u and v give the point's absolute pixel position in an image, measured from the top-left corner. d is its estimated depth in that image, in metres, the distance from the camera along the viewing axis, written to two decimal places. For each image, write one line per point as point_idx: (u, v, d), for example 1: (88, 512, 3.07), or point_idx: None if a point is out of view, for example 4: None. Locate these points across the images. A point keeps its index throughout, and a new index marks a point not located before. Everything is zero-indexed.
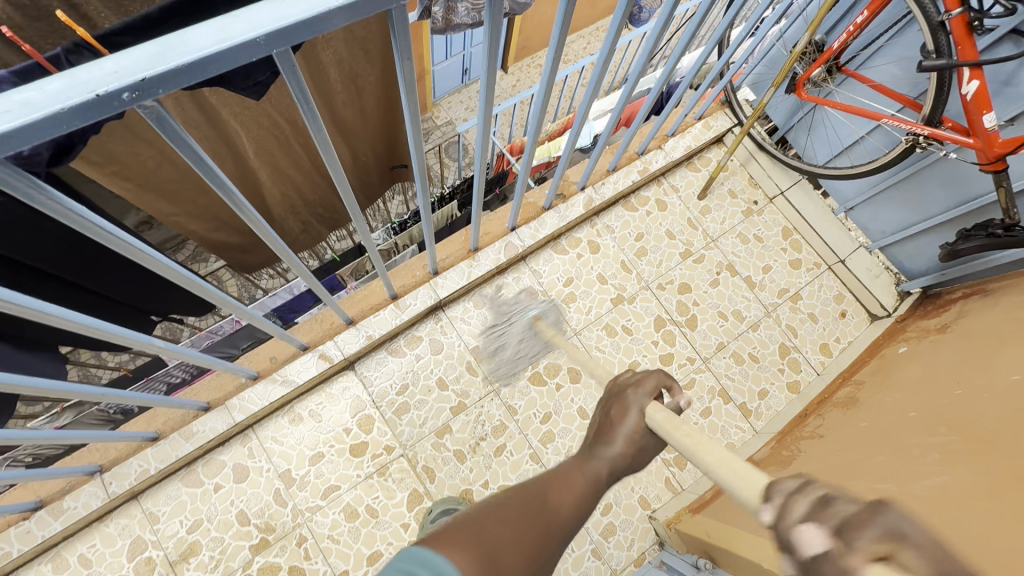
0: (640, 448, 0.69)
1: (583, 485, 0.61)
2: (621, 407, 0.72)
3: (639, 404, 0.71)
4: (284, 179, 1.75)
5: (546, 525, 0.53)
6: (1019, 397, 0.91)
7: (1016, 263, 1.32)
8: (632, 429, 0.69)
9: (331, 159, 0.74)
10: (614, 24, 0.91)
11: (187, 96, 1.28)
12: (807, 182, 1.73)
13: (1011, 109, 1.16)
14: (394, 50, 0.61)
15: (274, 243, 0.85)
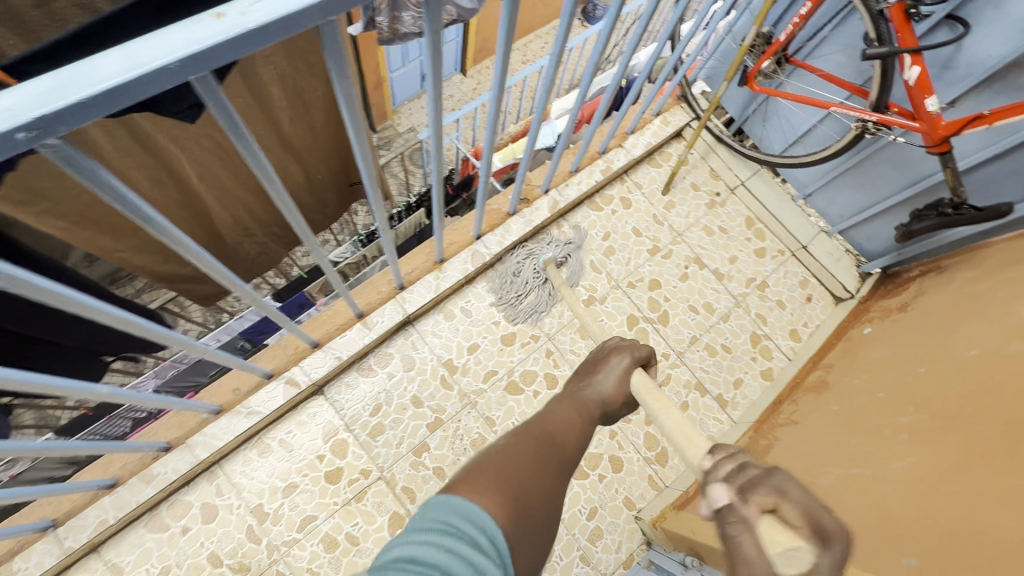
0: (624, 398, 0.88)
1: (580, 413, 0.82)
2: (606, 365, 0.90)
3: (623, 365, 0.89)
4: (233, 202, 1.70)
5: (558, 462, 0.67)
6: (979, 371, 0.94)
7: (968, 239, 1.36)
8: (619, 382, 0.87)
9: (272, 183, 0.70)
10: (561, 31, 0.90)
11: (118, 124, 1.23)
12: (766, 172, 1.76)
13: (951, 92, 1.19)
14: (328, 68, 0.57)
15: (212, 268, 0.83)
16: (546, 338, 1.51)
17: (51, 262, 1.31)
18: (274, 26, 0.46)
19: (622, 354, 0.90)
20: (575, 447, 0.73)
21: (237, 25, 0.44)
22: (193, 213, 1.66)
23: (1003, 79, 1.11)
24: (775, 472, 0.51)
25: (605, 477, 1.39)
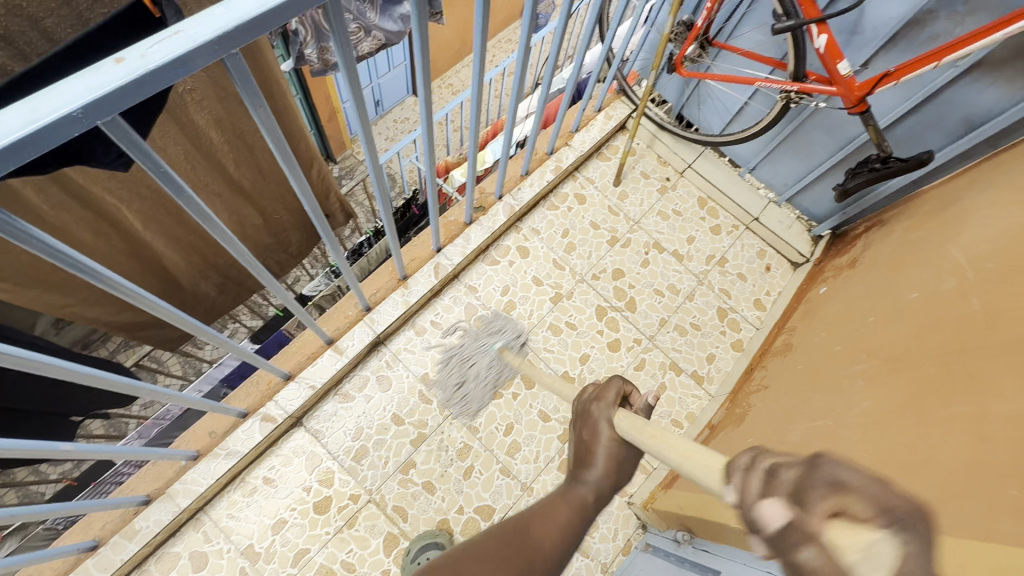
0: (619, 462, 0.71)
1: (568, 514, 0.64)
2: (590, 426, 0.74)
3: (606, 417, 0.73)
4: (182, 245, 1.76)
5: (527, 560, 0.56)
6: (918, 312, 0.98)
7: (901, 190, 1.44)
8: (607, 445, 0.71)
9: (201, 214, 0.75)
10: (476, 69, 0.92)
11: (49, 181, 1.27)
12: (710, 152, 1.82)
13: (863, 55, 1.26)
14: (243, 99, 0.60)
15: (165, 311, 0.87)
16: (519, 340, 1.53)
17: (22, 335, 1.32)
18: (171, 66, 0.48)
19: (603, 401, 0.75)
20: (553, 548, 0.59)
21: (135, 69, 0.46)
22: (143, 260, 1.71)
23: (906, 37, 1.18)
24: (821, 460, 0.38)
25: None
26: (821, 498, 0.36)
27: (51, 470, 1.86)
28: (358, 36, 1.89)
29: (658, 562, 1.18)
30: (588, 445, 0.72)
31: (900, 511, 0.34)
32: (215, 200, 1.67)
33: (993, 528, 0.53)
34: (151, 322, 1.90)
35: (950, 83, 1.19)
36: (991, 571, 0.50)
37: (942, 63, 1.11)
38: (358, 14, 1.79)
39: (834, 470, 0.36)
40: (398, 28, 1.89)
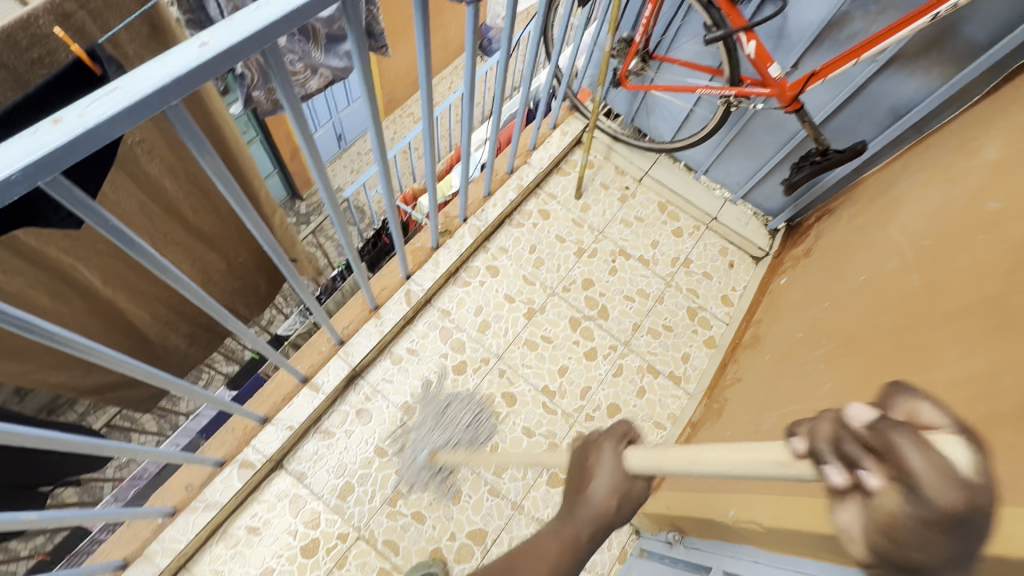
0: (625, 498, 0.59)
1: (557, 553, 0.56)
2: (590, 459, 0.62)
3: (611, 449, 0.61)
4: (146, 298, 1.72)
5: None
6: (868, 293, 1.03)
7: (844, 179, 1.51)
8: (608, 479, 0.59)
9: (160, 266, 0.74)
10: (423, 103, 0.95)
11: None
12: (664, 159, 1.89)
13: (791, 57, 1.34)
14: (190, 148, 0.61)
15: (134, 368, 0.86)
16: (496, 359, 1.54)
17: None
18: (111, 122, 0.49)
19: (611, 437, 0.62)
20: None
21: (74, 128, 0.47)
22: (107, 318, 1.66)
23: (828, 38, 1.26)
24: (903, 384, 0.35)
25: None
26: (902, 412, 0.33)
27: (23, 547, 1.77)
28: (304, 74, 1.90)
29: (653, 565, 1.19)
30: (588, 468, 0.62)
31: None
32: (176, 249, 1.66)
33: None
34: (117, 381, 1.84)
35: (872, 78, 1.26)
36: None
37: (862, 59, 1.19)
38: (302, 53, 1.80)
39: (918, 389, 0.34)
40: (344, 63, 1.91)
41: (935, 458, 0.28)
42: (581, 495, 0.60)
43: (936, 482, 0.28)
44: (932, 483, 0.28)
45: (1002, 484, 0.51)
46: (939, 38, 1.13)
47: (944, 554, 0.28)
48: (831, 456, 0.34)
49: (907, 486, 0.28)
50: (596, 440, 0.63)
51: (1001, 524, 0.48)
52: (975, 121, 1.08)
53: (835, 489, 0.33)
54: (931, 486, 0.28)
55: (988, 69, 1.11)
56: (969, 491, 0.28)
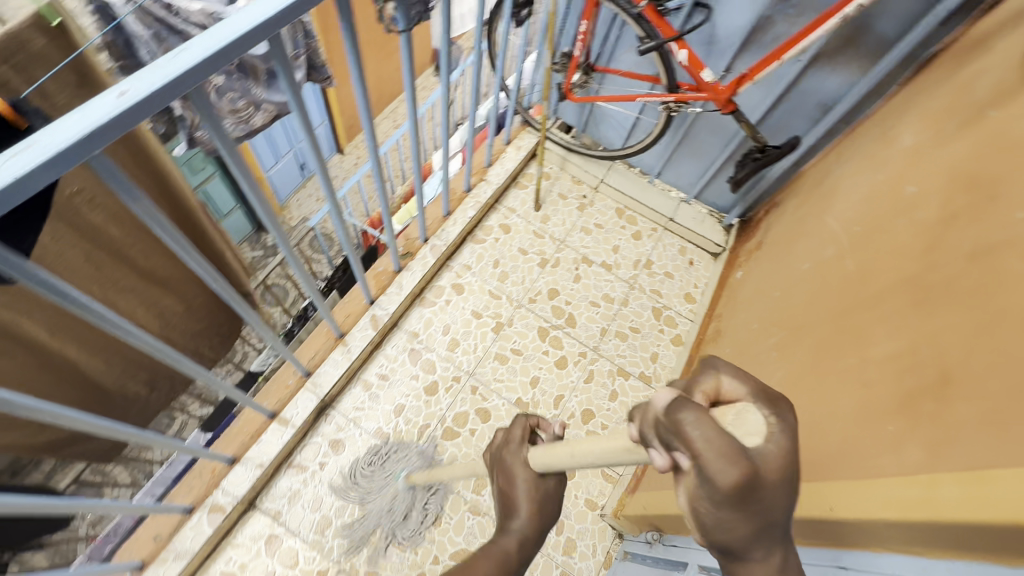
0: (543, 502, 0.75)
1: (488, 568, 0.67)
2: (506, 471, 0.77)
3: (519, 460, 0.76)
4: (99, 347, 1.70)
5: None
6: (811, 280, 1.07)
7: (786, 173, 1.58)
8: (526, 491, 0.74)
9: (102, 317, 0.73)
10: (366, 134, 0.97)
11: None
12: (618, 165, 1.94)
13: (724, 61, 1.40)
14: (118, 195, 0.61)
15: (88, 422, 0.85)
16: (467, 375, 1.54)
17: None
18: (29, 178, 0.49)
19: (513, 442, 0.78)
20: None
21: None
22: (59, 371, 1.64)
23: (755, 41, 1.32)
24: (712, 359, 0.46)
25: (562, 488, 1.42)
26: (703, 390, 0.45)
27: None
28: (248, 110, 2.08)
29: (635, 567, 1.19)
30: (507, 491, 0.75)
31: (775, 394, 0.41)
32: (129, 296, 1.67)
33: (887, 466, 0.58)
34: (76, 434, 1.79)
35: (799, 76, 1.33)
36: (884, 503, 0.55)
37: (784, 60, 1.25)
38: (243, 91, 1.97)
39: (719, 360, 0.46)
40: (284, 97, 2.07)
41: (710, 437, 0.36)
42: (509, 507, 0.74)
43: (717, 457, 0.35)
44: (716, 462, 0.35)
45: (926, 453, 0.54)
46: (854, 35, 1.20)
47: (739, 518, 0.38)
48: (655, 441, 0.43)
49: (698, 466, 0.36)
50: (505, 450, 0.78)
51: (927, 493, 0.50)
52: (893, 111, 1.15)
53: (661, 468, 0.42)
54: (711, 462, 0.35)
55: (903, 61, 1.18)
56: (746, 464, 0.35)
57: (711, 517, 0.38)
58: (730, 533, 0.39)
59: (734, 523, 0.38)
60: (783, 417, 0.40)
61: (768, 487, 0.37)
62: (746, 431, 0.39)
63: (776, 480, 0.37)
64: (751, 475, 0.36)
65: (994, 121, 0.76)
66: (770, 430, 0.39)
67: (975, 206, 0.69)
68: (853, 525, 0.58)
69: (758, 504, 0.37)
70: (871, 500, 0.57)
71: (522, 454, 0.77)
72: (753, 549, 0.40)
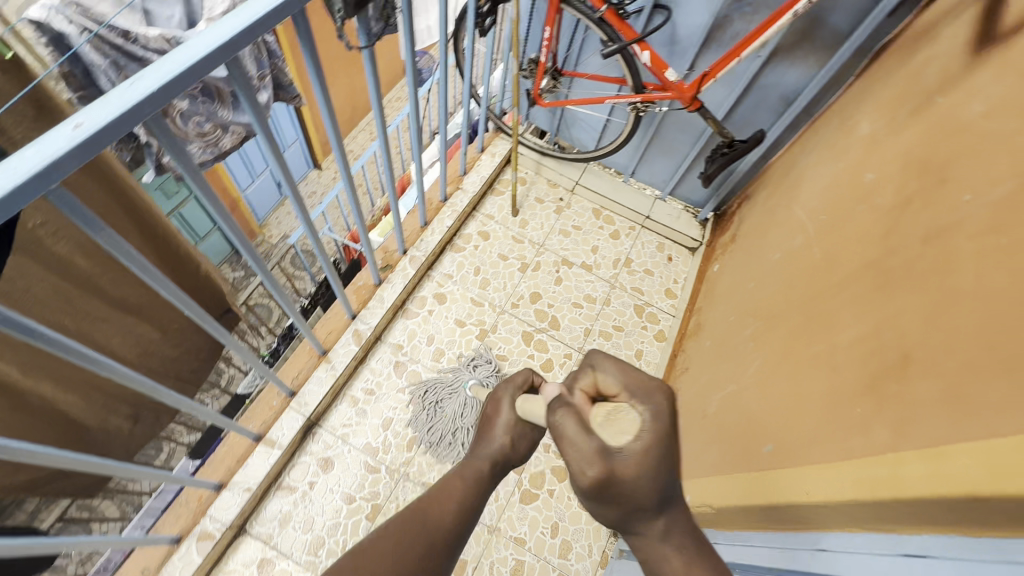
0: (522, 435, 0.78)
1: (465, 487, 0.69)
2: (495, 402, 0.81)
3: (509, 395, 0.80)
4: (76, 383, 1.68)
5: (424, 544, 0.59)
6: (782, 270, 1.10)
7: (755, 166, 1.61)
8: (507, 421, 0.78)
9: (75, 352, 0.72)
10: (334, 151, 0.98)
11: None
12: (593, 167, 1.96)
13: (687, 60, 1.43)
14: (81, 226, 0.61)
15: (67, 460, 0.83)
16: None
17: None
18: None
19: (511, 383, 0.82)
20: (453, 525, 0.64)
21: None
22: (36, 408, 1.62)
23: (715, 40, 1.35)
24: (592, 355, 0.66)
25: (555, 490, 1.42)
26: (586, 382, 0.65)
27: None
28: (216, 134, 2.09)
29: (631, 564, 1.20)
30: (491, 422, 0.79)
31: (639, 391, 0.60)
32: (103, 326, 1.68)
33: (859, 448, 0.60)
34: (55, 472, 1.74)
35: (760, 71, 1.36)
36: (857, 485, 0.56)
37: (744, 57, 1.28)
38: (209, 115, 1.99)
39: (599, 358, 0.65)
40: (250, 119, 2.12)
41: (575, 438, 0.57)
42: (486, 431, 0.79)
43: (579, 458, 0.56)
44: (577, 462, 0.56)
45: (893, 434, 0.56)
46: (809, 30, 1.24)
47: (614, 505, 0.56)
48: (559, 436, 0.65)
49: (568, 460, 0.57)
50: (502, 385, 0.82)
51: (895, 472, 0.52)
52: (850, 101, 1.18)
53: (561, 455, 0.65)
54: (569, 455, 0.57)
55: (857, 52, 1.22)
56: (603, 466, 0.54)
57: (587, 499, 0.58)
58: (606, 510, 0.57)
59: (603, 504, 0.56)
60: (648, 420, 0.56)
61: (623, 479, 0.54)
62: (620, 432, 0.56)
63: (632, 476, 0.54)
64: (610, 474, 0.54)
65: (941, 107, 0.80)
66: (640, 429, 0.56)
67: (927, 190, 0.72)
68: (828, 508, 0.60)
69: (617, 494, 0.55)
70: (844, 482, 0.58)
71: (516, 393, 0.81)
72: (632, 523, 0.56)
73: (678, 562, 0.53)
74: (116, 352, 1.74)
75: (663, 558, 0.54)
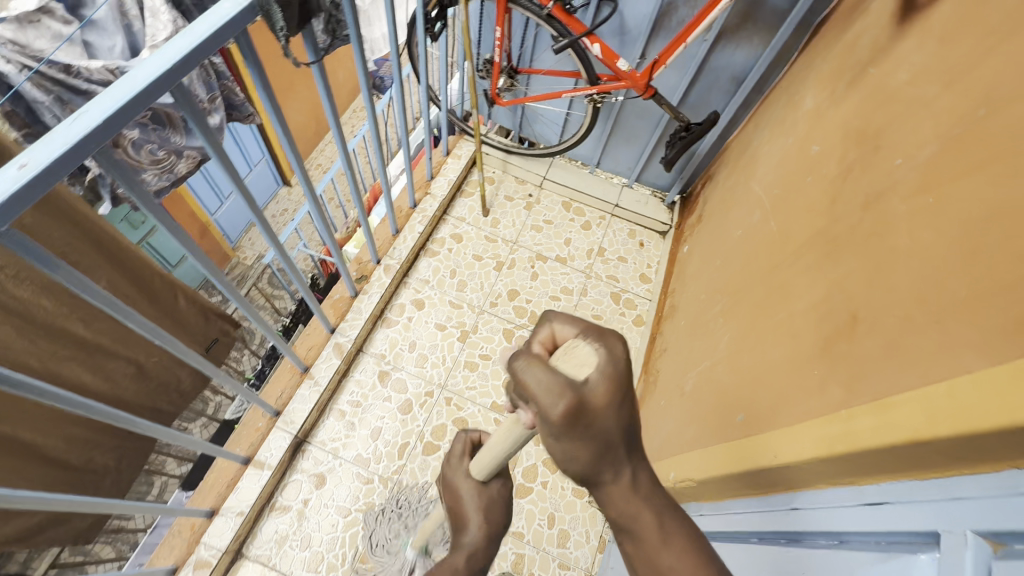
0: (491, 509, 0.77)
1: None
2: (452, 485, 0.80)
3: (461, 475, 0.79)
4: (54, 424, 1.67)
5: None
6: (744, 245, 1.13)
7: (714, 146, 1.65)
8: (473, 504, 0.77)
9: (54, 394, 0.72)
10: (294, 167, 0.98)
11: None
12: (558, 161, 1.99)
13: (637, 49, 1.46)
14: (40, 267, 0.60)
15: (56, 502, 0.81)
16: (440, 388, 1.55)
17: None
18: None
19: (456, 455, 0.82)
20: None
21: None
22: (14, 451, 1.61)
23: (662, 27, 1.38)
24: (547, 313, 0.56)
25: (548, 481, 1.45)
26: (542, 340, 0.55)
27: None
28: (170, 159, 2.06)
29: None
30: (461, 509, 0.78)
31: (598, 332, 0.51)
32: (72, 362, 1.68)
33: (818, 407, 0.63)
34: (42, 519, 1.71)
35: (708, 54, 1.39)
36: (816, 441, 0.59)
37: (691, 41, 1.31)
38: (162, 142, 1.97)
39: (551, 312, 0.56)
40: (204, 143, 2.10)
41: (537, 375, 0.47)
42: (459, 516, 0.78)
43: (546, 394, 0.46)
44: (545, 397, 0.46)
45: (844, 390, 0.59)
46: (750, 12, 1.27)
47: (585, 447, 0.48)
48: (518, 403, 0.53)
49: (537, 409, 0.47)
50: (448, 466, 0.82)
51: (847, 426, 0.55)
52: (795, 78, 1.22)
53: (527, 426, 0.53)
54: (541, 397, 0.46)
55: (797, 30, 1.26)
56: (568, 395, 0.46)
57: (556, 444, 0.49)
58: (575, 458, 0.49)
59: (573, 447, 0.48)
60: (609, 344, 0.49)
61: (595, 409, 0.47)
62: (580, 364, 0.48)
63: (602, 404, 0.47)
64: (580, 403, 0.46)
65: (874, 77, 0.83)
66: (598, 358, 0.48)
67: (864, 158, 0.76)
68: (794, 468, 0.63)
69: (589, 427, 0.47)
70: (805, 441, 0.61)
71: (464, 468, 0.80)
72: (602, 470, 0.51)
73: (650, 513, 0.53)
74: (89, 387, 1.75)
75: (628, 502, 0.52)
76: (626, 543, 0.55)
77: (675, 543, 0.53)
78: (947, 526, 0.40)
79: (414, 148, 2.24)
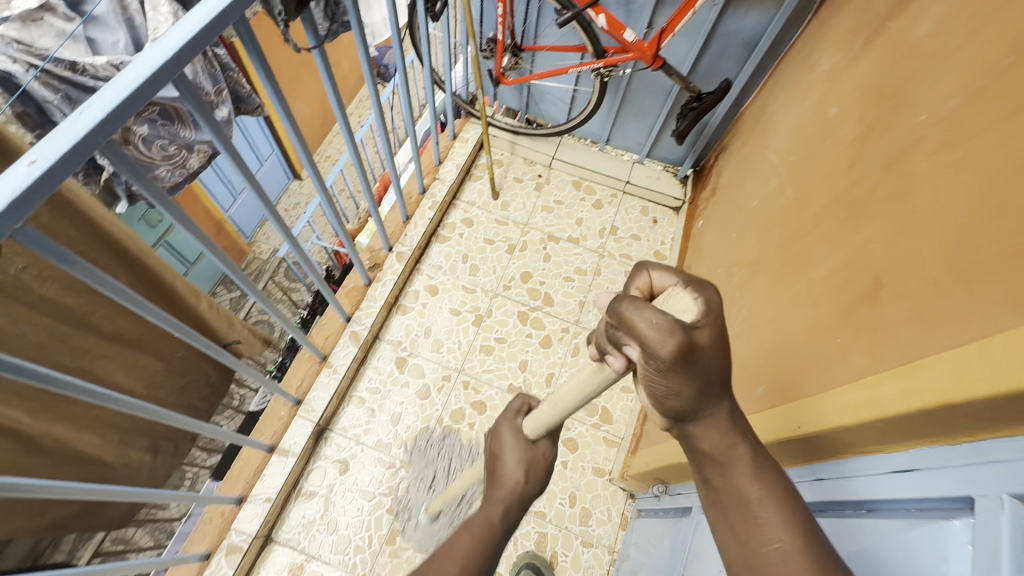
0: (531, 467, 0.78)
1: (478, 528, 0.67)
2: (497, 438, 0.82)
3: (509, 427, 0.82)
4: (89, 421, 1.70)
5: None
6: (760, 215, 1.10)
7: (727, 117, 1.60)
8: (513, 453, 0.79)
9: (83, 390, 0.73)
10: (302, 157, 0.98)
11: None
12: (567, 140, 1.95)
13: (644, 19, 1.41)
14: (55, 263, 0.61)
15: (91, 491, 0.83)
16: (457, 373, 1.56)
17: None
18: None
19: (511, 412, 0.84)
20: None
21: None
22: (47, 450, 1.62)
23: None
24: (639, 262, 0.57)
25: (568, 460, 1.45)
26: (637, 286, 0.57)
27: None
28: (181, 155, 2.07)
29: (650, 522, 1.22)
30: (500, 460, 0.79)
31: (699, 281, 0.52)
32: (105, 361, 1.69)
33: (841, 377, 0.61)
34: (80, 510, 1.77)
35: (718, 20, 1.34)
36: (840, 411, 0.57)
37: (698, 7, 1.27)
38: (172, 137, 1.99)
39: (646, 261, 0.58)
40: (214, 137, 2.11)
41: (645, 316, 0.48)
42: (496, 469, 0.79)
43: (650, 335, 0.47)
44: (653, 337, 0.47)
45: (869, 359, 0.57)
46: None
47: (687, 385, 0.50)
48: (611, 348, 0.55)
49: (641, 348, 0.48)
50: (503, 420, 0.84)
51: (872, 393, 0.53)
52: (809, 39, 1.17)
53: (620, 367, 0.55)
54: (647, 337, 0.47)
55: None
56: (677, 335, 0.47)
57: (659, 382, 0.50)
58: (683, 392, 0.50)
59: (677, 383, 0.49)
60: (709, 294, 0.50)
61: (700, 349, 0.48)
62: (681, 309, 0.50)
63: (707, 343, 0.48)
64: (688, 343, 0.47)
65: (893, 33, 0.79)
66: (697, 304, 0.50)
67: (885, 118, 0.72)
68: (817, 441, 0.61)
69: (694, 365, 0.48)
70: (829, 410, 0.60)
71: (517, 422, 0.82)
72: (702, 408, 0.52)
73: (746, 448, 0.53)
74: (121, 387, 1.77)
75: (720, 427, 0.53)
76: (714, 477, 0.54)
77: (767, 477, 0.51)
78: (980, 490, 0.39)
79: (421, 134, 2.22)
